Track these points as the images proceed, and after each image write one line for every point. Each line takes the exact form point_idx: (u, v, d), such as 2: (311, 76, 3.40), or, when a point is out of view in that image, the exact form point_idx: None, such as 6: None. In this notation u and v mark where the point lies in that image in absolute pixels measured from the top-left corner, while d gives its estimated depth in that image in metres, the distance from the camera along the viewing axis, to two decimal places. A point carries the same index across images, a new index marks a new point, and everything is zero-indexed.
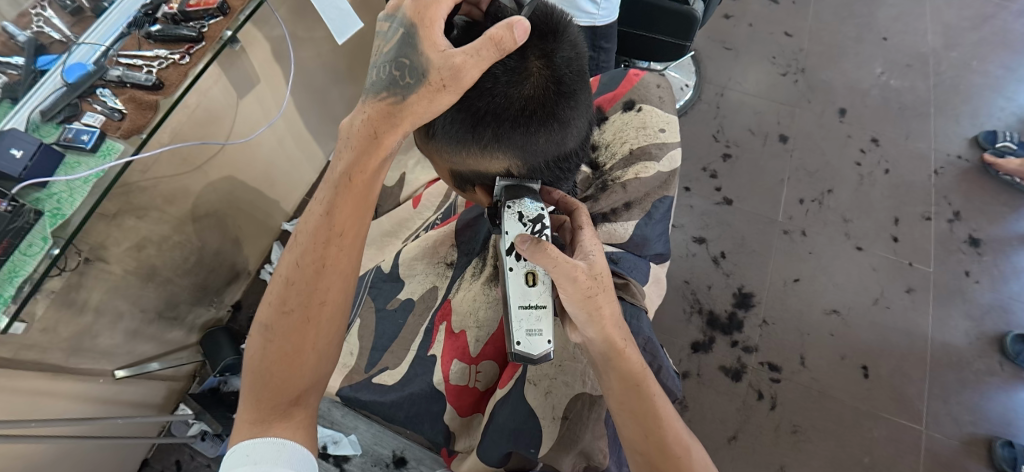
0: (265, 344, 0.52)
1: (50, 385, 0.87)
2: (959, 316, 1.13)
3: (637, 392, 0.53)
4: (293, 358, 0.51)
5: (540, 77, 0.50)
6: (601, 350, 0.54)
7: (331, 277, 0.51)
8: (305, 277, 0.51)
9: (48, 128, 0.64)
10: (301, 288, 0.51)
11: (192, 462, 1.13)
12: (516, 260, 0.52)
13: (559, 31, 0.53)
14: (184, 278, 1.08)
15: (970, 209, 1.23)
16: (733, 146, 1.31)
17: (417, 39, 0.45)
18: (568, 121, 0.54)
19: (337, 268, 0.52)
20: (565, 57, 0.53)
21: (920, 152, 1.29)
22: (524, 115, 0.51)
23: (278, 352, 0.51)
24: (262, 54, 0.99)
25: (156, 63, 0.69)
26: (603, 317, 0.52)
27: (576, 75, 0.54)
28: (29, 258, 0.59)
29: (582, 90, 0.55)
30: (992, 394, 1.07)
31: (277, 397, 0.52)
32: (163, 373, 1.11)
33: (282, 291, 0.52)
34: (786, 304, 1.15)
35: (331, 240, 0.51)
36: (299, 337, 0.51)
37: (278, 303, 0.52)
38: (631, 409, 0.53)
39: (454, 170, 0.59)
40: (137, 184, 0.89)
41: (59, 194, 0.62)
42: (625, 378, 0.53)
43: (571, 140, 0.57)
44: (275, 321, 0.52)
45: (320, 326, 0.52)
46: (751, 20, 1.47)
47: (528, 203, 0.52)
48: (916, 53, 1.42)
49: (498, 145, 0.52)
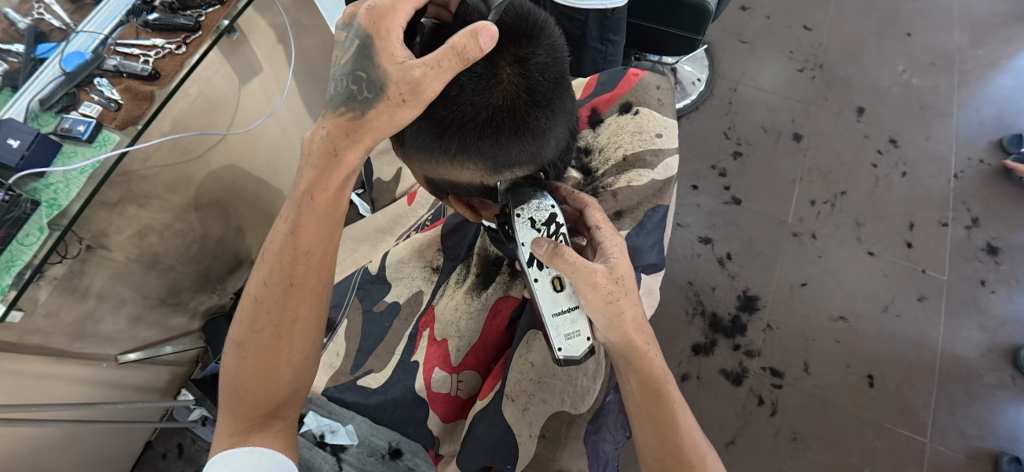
0: (239, 359, 0.52)
1: (54, 368, 0.89)
2: (972, 326, 1.10)
3: (657, 398, 0.52)
4: (267, 370, 0.52)
5: (510, 84, 0.48)
6: (622, 353, 0.52)
7: (304, 292, 0.52)
8: (274, 295, 0.51)
9: (47, 117, 0.63)
10: (270, 306, 0.51)
11: (194, 445, 1.15)
12: (540, 269, 0.51)
13: (534, 35, 0.50)
14: (187, 265, 1.09)
15: (990, 216, 1.18)
16: (744, 143, 1.27)
17: (374, 50, 0.43)
18: (544, 131, 0.52)
19: (306, 285, 0.52)
20: (539, 63, 0.50)
21: (940, 154, 1.24)
22: (492, 124, 0.48)
23: (252, 367, 0.51)
24: (264, 41, 0.98)
25: (153, 52, 0.69)
26: (625, 322, 0.51)
27: (553, 82, 0.52)
28: (26, 247, 0.60)
29: (560, 97, 0.53)
30: (1002, 408, 1.03)
31: (254, 409, 0.52)
32: (167, 358, 1.13)
33: (252, 308, 0.52)
34: (792, 308, 1.12)
35: (297, 259, 0.51)
36: (272, 353, 0.52)
37: (249, 322, 0.52)
38: (647, 415, 0.52)
39: (428, 178, 0.58)
40: (138, 172, 0.89)
41: (56, 184, 0.62)
42: (646, 384, 0.52)
43: (551, 151, 0.54)
44: (247, 339, 0.52)
45: (295, 340, 0.53)
46: (768, 12, 1.42)
47: (538, 204, 0.51)
48: (941, 50, 1.36)
49: (467, 156, 0.50)
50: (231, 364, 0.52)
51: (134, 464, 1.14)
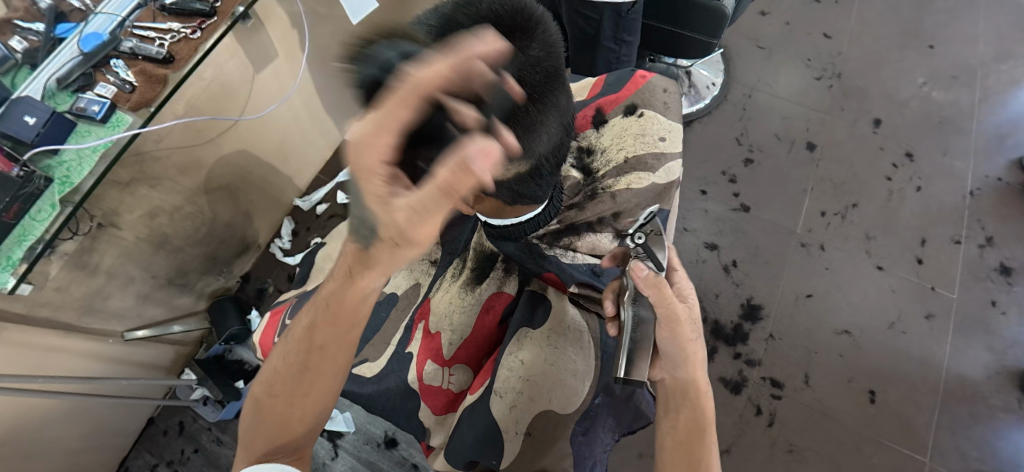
0: (255, 417, 0.55)
1: (62, 342, 0.91)
2: (980, 347, 1.07)
3: (700, 436, 0.52)
4: (280, 434, 0.54)
5: (501, 75, 0.48)
6: (682, 388, 0.54)
7: (321, 371, 0.54)
8: (294, 368, 0.54)
9: (63, 96, 0.65)
10: (288, 373, 0.54)
11: (194, 424, 1.17)
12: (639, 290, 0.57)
13: (529, 28, 0.50)
14: (194, 247, 1.11)
15: (1005, 235, 1.16)
16: (756, 150, 1.26)
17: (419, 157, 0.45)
18: (534, 125, 0.51)
19: (322, 366, 0.55)
20: (532, 57, 0.49)
21: (956, 170, 1.22)
22: None
23: (267, 423, 0.54)
24: (279, 29, 0.99)
25: (169, 36, 0.69)
26: (695, 361, 0.55)
27: (545, 76, 0.51)
28: (38, 222, 0.61)
29: (553, 92, 0.52)
30: (1006, 432, 1.01)
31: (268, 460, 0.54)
32: (173, 337, 1.15)
33: (271, 376, 0.56)
34: (796, 320, 1.11)
35: (321, 341, 0.54)
36: (286, 414, 0.54)
37: (268, 385, 0.55)
38: (688, 447, 0.52)
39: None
40: (151, 153, 0.90)
41: (68, 162, 0.63)
42: (697, 420, 0.53)
43: (541, 145, 0.54)
44: (265, 400, 0.55)
45: (307, 408, 0.55)
46: (788, 18, 1.40)
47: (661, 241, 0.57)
48: (963, 64, 1.33)
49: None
50: (247, 420, 0.55)
51: (137, 439, 1.16)
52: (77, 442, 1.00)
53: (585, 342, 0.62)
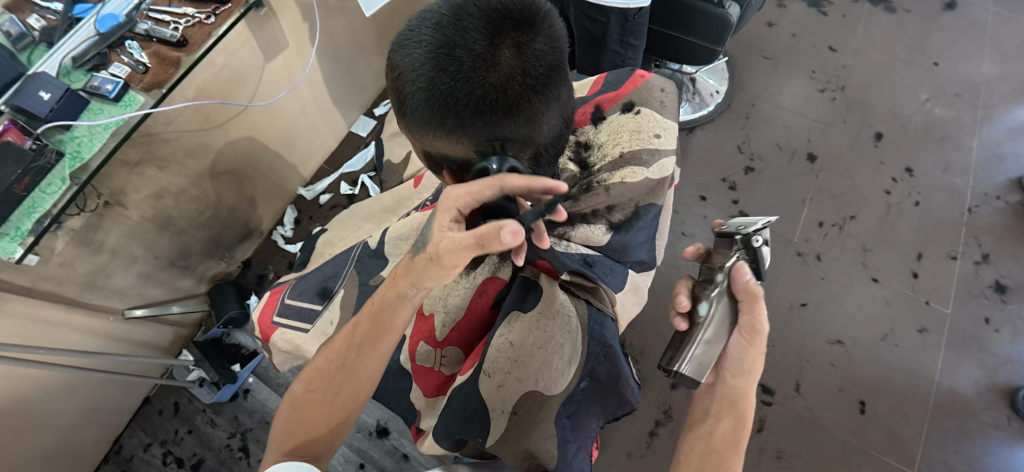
0: (291, 412, 0.59)
1: (64, 316, 0.93)
2: (972, 363, 1.08)
3: (734, 447, 0.54)
4: (311, 432, 0.58)
5: (508, 66, 0.49)
6: (730, 401, 0.55)
7: (355, 379, 0.57)
8: (329, 370, 0.57)
9: (78, 74, 0.66)
10: (326, 376, 0.57)
11: (189, 405, 1.18)
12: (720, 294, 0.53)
13: (536, 22, 0.51)
14: (198, 230, 1.13)
15: (1001, 253, 1.16)
16: (757, 159, 1.27)
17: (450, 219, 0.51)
18: (536, 117, 0.53)
19: (357, 375, 0.57)
20: (538, 50, 0.51)
21: (955, 187, 1.23)
22: (485, 104, 0.50)
23: (300, 416, 0.58)
24: (291, 19, 1.01)
25: (183, 20, 0.72)
26: (751, 380, 0.55)
27: (549, 70, 0.52)
28: (47, 195, 0.63)
29: (555, 85, 0.53)
30: (996, 448, 1.02)
31: (299, 449, 0.58)
32: (172, 318, 1.17)
33: (310, 373, 0.59)
34: (789, 328, 1.12)
35: (355, 351, 0.57)
36: (316, 412, 0.58)
37: (306, 382, 0.58)
38: (721, 456, 0.54)
39: (426, 152, 0.60)
40: (160, 135, 0.92)
41: (80, 137, 0.65)
42: (733, 432, 0.55)
43: (541, 136, 0.55)
44: (302, 395, 0.58)
45: (336, 411, 0.58)
46: (795, 30, 1.41)
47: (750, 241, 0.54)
48: (967, 82, 1.33)
49: (462, 132, 0.52)
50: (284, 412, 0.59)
51: (132, 418, 1.17)
52: (74, 417, 1.02)
53: (573, 327, 0.61)
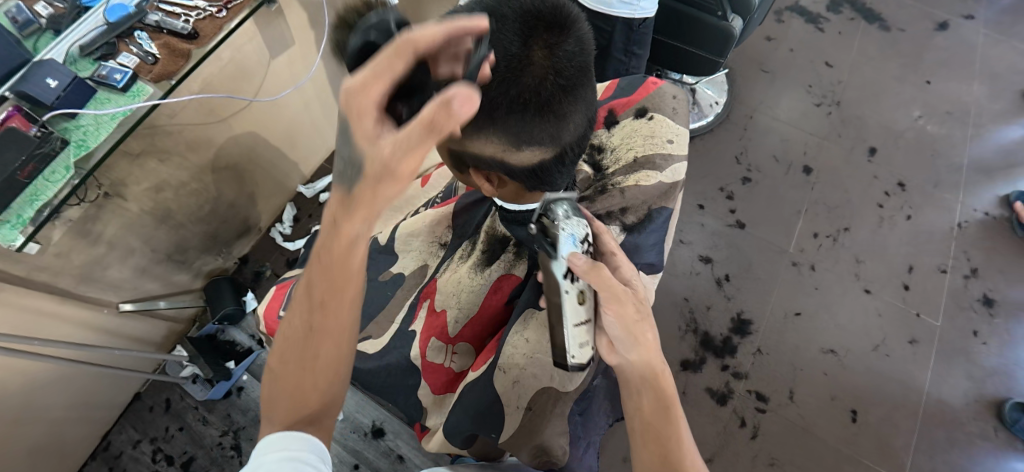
0: (273, 387, 0.50)
1: (57, 308, 0.91)
2: (960, 375, 1.10)
3: (666, 415, 0.52)
4: (296, 406, 0.49)
5: (541, 66, 0.50)
6: (641, 374, 0.53)
7: (332, 329, 0.48)
8: (301, 332, 0.48)
9: (85, 63, 0.65)
10: (300, 338, 0.48)
11: (181, 402, 1.16)
12: (571, 282, 0.54)
13: (567, 24, 0.51)
14: (196, 225, 1.12)
15: (989, 268, 1.19)
16: (754, 170, 1.29)
17: (352, 131, 0.40)
18: (565, 116, 0.54)
19: (327, 331, 0.48)
20: (569, 52, 0.51)
21: (946, 203, 1.26)
22: (520, 104, 0.50)
23: (282, 391, 0.49)
24: (298, 18, 1.01)
25: (194, 12, 0.72)
26: (647, 344, 0.53)
27: (578, 71, 0.53)
28: (51, 184, 0.62)
29: (583, 86, 0.55)
30: (982, 458, 1.04)
31: (288, 418, 0.49)
32: (165, 313, 1.15)
33: (285, 340, 0.50)
34: (783, 337, 1.14)
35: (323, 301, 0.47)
36: (299, 383, 0.48)
37: (280, 354, 0.50)
38: (654, 428, 0.52)
39: (452, 151, 0.60)
40: (164, 127, 0.92)
41: (86, 126, 0.64)
42: (661, 399, 0.53)
43: (567, 135, 0.56)
44: (280, 367, 0.50)
45: (318, 378, 0.49)
46: (792, 45, 1.44)
47: (572, 224, 0.57)
48: (958, 101, 1.37)
49: (492, 130, 0.53)
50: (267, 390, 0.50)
51: (121, 414, 1.15)
52: (63, 411, 1.00)
53: None
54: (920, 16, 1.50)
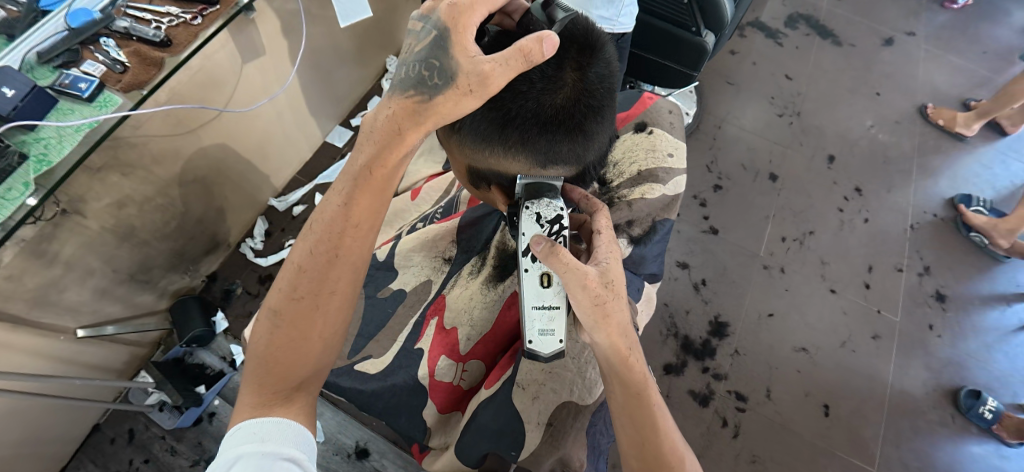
0: (272, 333, 0.50)
1: (8, 336, 0.84)
2: (919, 366, 1.17)
3: (637, 401, 0.52)
4: (296, 353, 0.50)
5: (574, 88, 0.52)
6: (607, 358, 0.53)
7: (351, 264, 0.51)
8: (317, 265, 0.50)
9: (44, 70, 0.60)
10: (315, 274, 0.50)
11: (146, 432, 1.09)
12: (532, 261, 0.53)
13: (597, 48, 0.54)
14: (161, 242, 1.06)
15: (940, 266, 1.28)
16: (725, 178, 1.34)
17: (449, 42, 0.46)
18: (592, 135, 0.57)
19: (349, 259, 0.51)
20: (598, 74, 0.54)
21: (899, 206, 1.35)
22: (553, 123, 0.53)
23: (284, 339, 0.49)
24: (270, 26, 0.98)
25: (166, 19, 0.67)
26: (610, 325, 0.52)
27: (604, 93, 0.56)
28: (7, 203, 0.56)
29: (608, 108, 0.58)
30: (943, 444, 1.11)
31: (279, 383, 0.50)
32: (126, 337, 1.07)
33: (294, 275, 0.50)
34: (759, 337, 1.18)
35: (346, 231, 0.50)
36: (306, 324, 0.50)
37: (288, 289, 0.50)
38: (630, 416, 0.52)
39: (472, 167, 0.60)
40: (127, 139, 0.87)
41: (48, 139, 0.59)
42: (632, 385, 0.52)
43: (591, 153, 0.59)
44: (285, 307, 0.50)
45: (329, 314, 0.51)
46: (754, 59, 1.52)
47: (549, 203, 0.53)
48: (905, 111, 1.48)
49: (521, 149, 0.54)
50: (264, 339, 0.50)
51: (79, 447, 1.06)
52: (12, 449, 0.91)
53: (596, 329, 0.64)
54: (868, 32, 1.60)
